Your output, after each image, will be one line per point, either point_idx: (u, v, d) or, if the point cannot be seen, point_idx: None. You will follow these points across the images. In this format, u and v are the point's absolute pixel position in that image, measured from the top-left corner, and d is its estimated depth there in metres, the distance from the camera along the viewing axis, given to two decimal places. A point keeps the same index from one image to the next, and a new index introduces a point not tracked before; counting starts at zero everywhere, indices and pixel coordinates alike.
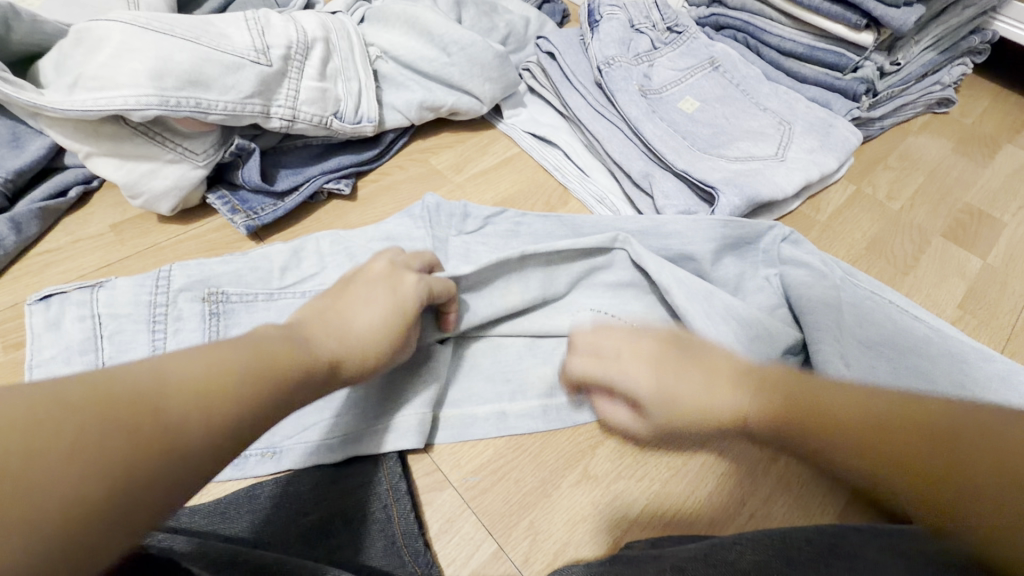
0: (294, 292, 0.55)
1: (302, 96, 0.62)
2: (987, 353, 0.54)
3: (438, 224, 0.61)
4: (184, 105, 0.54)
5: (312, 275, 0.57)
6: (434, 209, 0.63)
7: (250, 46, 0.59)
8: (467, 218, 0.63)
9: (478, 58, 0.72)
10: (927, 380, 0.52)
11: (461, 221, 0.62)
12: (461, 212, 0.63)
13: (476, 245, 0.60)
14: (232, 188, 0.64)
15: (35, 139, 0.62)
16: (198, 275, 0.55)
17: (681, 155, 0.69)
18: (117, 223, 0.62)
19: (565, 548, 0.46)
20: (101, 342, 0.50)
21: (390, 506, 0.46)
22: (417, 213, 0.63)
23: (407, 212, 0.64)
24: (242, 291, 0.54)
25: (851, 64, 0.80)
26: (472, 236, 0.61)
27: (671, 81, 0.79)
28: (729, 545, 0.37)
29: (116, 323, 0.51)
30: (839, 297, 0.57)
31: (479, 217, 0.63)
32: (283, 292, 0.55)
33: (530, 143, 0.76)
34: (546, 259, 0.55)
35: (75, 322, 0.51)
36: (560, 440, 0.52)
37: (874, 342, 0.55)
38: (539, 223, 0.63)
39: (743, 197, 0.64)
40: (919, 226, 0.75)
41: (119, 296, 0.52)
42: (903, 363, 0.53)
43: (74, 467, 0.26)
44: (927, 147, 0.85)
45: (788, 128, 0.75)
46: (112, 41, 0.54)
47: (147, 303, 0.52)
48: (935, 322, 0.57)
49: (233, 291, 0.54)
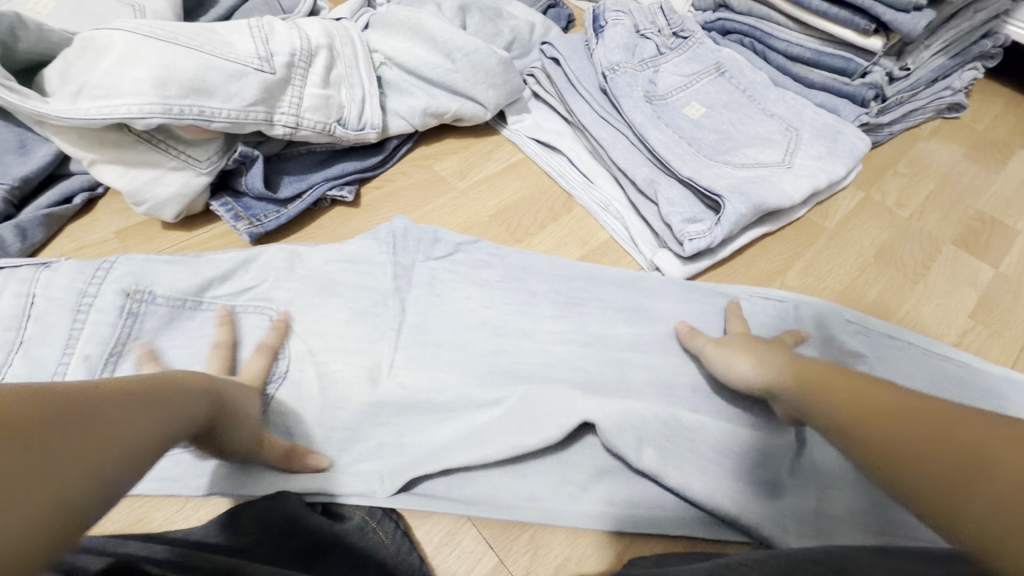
0: (221, 303, 0.55)
1: (305, 103, 0.62)
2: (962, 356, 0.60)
3: (404, 249, 0.61)
4: (186, 113, 0.54)
5: (252, 286, 0.57)
6: (401, 235, 0.62)
7: (253, 54, 0.59)
8: (436, 242, 0.63)
9: (482, 65, 0.72)
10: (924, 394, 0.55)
11: (429, 246, 0.62)
12: (431, 236, 0.63)
13: (443, 273, 0.60)
14: (235, 194, 0.64)
15: (41, 146, 0.62)
16: (137, 269, 0.54)
17: (686, 162, 0.68)
18: (121, 230, 0.63)
19: (567, 562, 0.46)
20: (25, 321, 0.50)
21: (375, 531, 0.46)
22: (384, 235, 0.62)
23: (372, 233, 0.62)
24: (173, 294, 0.54)
25: (860, 69, 0.79)
26: (439, 262, 0.61)
27: (677, 86, 0.79)
28: (734, 566, 0.36)
29: (46, 305, 0.51)
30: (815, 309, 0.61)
31: (449, 243, 0.63)
32: (211, 300, 0.56)
33: (534, 150, 0.76)
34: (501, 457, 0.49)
35: (11, 297, 0.51)
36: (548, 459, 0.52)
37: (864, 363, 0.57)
38: (514, 256, 0.63)
39: (748, 205, 0.63)
40: (929, 234, 0.73)
41: (58, 279, 0.52)
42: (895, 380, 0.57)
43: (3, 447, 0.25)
44: (937, 153, 0.84)
45: (795, 134, 0.74)
46: (116, 49, 0.54)
47: (78, 291, 0.52)
48: None
49: (163, 292, 0.54)
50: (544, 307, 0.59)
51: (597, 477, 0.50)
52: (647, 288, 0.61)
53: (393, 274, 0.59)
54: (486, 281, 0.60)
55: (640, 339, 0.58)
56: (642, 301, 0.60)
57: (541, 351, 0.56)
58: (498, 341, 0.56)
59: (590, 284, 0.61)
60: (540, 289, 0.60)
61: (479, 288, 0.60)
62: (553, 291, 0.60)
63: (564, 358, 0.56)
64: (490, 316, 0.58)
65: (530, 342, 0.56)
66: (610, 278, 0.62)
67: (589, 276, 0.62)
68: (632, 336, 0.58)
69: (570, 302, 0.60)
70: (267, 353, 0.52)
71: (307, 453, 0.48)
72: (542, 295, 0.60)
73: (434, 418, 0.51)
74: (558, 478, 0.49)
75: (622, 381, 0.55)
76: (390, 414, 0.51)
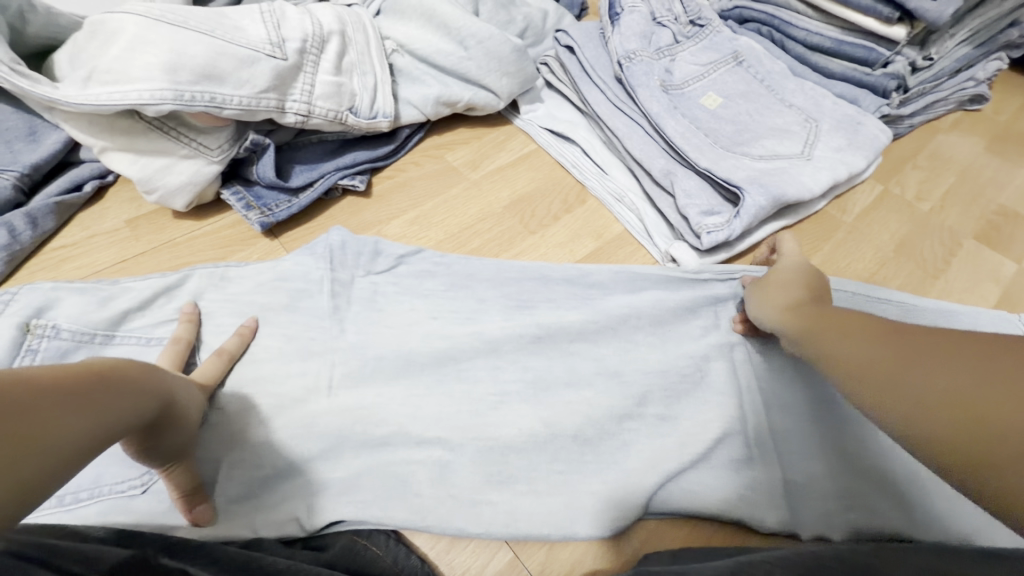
0: (135, 335, 0.53)
1: (317, 90, 0.61)
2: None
3: (342, 264, 0.60)
4: (198, 99, 0.53)
5: (170, 314, 0.55)
6: (338, 248, 0.60)
7: (265, 40, 0.57)
8: (378, 255, 0.61)
9: (495, 52, 0.70)
10: None
11: (370, 260, 0.61)
12: (371, 248, 0.61)
13: (385, 285, 0.59)
14: (246, 183, 0.63)
15: (51, 133, 0.61)
16: (38, 301, 0.52)
17: (703, 153, 0.66)
18: (132, 219, 0.62)
19: (582, 560, 0.47)
20: None
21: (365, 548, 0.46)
22: (319, 250, 0.60)
23: (307, 248, 0.61)
24: (79, 329, 0.52)
25: (881, 59, 0.77)
26: (382, 276, 0.60)
27: (693, 76, 0.77)
28: (757, 563, 0.36)
29: None
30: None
31: (390, 256, 0.61)
32: (125, 335, 0.53)
33: (547, 140, 0.74)
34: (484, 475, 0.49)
35: None
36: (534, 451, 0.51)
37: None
38: (460, 260, 0.62)
39: (768, 197, 0.62)
40: (950, 228, 0.72)
41: None
42: None
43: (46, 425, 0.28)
44: (958, 146, 0.82)
45: (815, 126, 0.73)
46: (127, 34, 0.53)
47: None
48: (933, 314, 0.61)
49: (67, 325, 0.52)
50: (494, 310, 0.59)
51: (543, 508, 0.48)
52: (598, 282, 0.61)
53: (332, 292, 0.57)
54: (429, 292, 0.60)
55: (594, 325, 0.57)
56: (593, 296, 0.60)
57: (489, 367, 0.55)
58: (442, 346, 0.56)
59: (542, 283, 0.61)
60: (488, 295, 0.60)
61: (424, 300, 0.59)
62: (505, 298, 0.60)
63: (513, 364, 0.55)
64: (434, 326, 0.57)
65: (478, 349, 0.56)
66: (562, 276, 0.61)
67: (541, 276, 0.61)
68: (583, 322, 0.58)
69: (520, 305, 0.59)
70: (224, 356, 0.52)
71: (199, 501, 0.45)
72: (491, 302, 0.59)
73: (404, 419, 0.51)
74: (496, 498, 0.49)
75: (574, 376, 0.55)
76: (348, 441, 0.50)
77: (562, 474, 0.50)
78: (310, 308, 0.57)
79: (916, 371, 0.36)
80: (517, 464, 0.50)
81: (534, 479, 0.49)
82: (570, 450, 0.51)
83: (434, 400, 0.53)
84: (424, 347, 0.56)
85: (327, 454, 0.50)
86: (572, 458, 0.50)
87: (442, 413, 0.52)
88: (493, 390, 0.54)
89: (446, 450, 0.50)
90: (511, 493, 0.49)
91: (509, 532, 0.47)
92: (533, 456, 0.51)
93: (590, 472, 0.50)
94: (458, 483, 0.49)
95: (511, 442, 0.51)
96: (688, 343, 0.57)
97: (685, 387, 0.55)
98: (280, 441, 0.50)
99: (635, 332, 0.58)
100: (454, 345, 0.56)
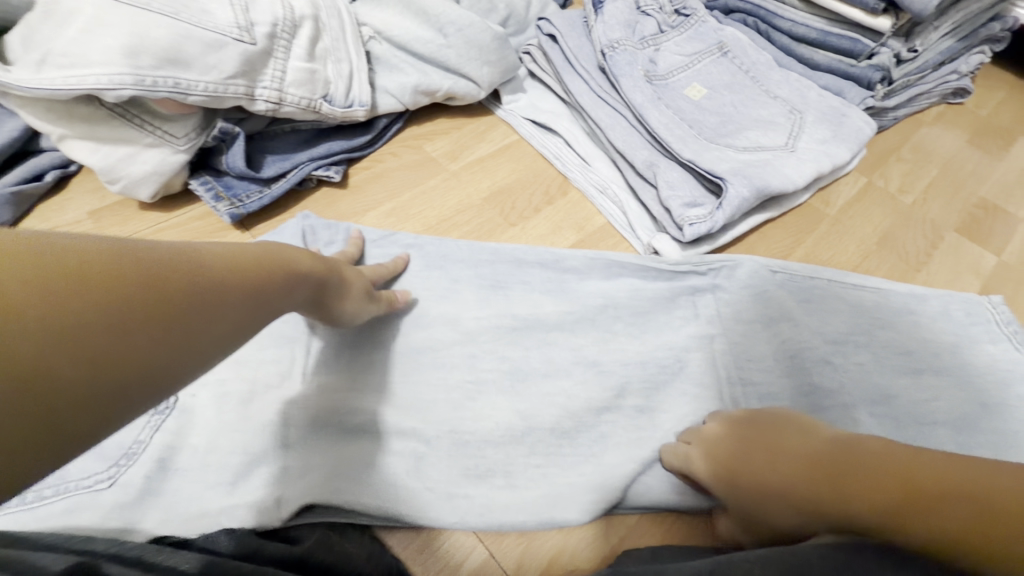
0: None
1: (289, 77, 0.59)
2: (937, 350, 0.58)
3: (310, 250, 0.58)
4: (161, 85, 0.51)
5: None
6: (309, 236, 0.59)
7: (233, 23, 0.55)
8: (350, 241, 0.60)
9: (476, 40, 0.69)
10: (914, 367, 0.56)
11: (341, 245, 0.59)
12: (343, 233, 0.60)
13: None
14: (216, 173, 0.61)
15: (8, 120, 0.59)
16: None
17: (687, 144, 0.65)
18: (95, 210, 0.60)
19: (561, 556, 0.46)
20: None
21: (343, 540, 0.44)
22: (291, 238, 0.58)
23: (279, 236, 0.59)
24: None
25: (866, 50, 0.76)
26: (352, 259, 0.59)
27: (677, 66, 0.76)
28: (735, 562, 0.35)
29: None
30: (780, 299, 0.59)
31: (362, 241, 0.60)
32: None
33: (529, 131, 0.73)
34: (462, 470, 0.48)
35: None
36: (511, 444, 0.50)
37: (839, 338, 0.57)
38: (434, 250, 0.61)
39: (751, 188, 0.61)
40: (932, 220, 0.72)
41: None
42: (876, 345, 0.58)
43: (97, 313, 0.27)
44: (941, 139, 0.82)
45: (799, 117, 0.72)
46: (83, 15, 0.50)
47: None
48: (912, 304, 0.61)
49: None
50: (467, 293, 0.58)
51: (520, 500, 0.47)
52: (573, 268, 0.60)
53: None
54: (402, 280, 0.58)
55: (569, 317, 0.57)
56: (569, 282, 0.59)
57: (465, 354, 0.54)
58: (418, 336, 0.55)
59: (516, 267, 0.60)
60: (462, 275, 0.59)
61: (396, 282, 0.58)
62: (479, 284, 0.59)
63: (490, 359, 0.54)
64: (410, 315, 0.56)
65: (457, 343, 0.55)
66: (536, 259, 0.61)
67: (516, 260, 0.61)
68: (560, 311, 0.57)
69: (496, 287, 0.59)
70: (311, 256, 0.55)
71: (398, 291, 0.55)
72: (465, 282, 0.59)
73: (379, 412, 0.51)
74: (476, 490, 0.48)
75: (552, 365, 0.54)
76: (321, 436, 0.49)
77: (536, 466, 0.49)
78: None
79: (879, 476, 0.37)
80: (490, 457, 0.49)
81: (511, 469, 0.48)
82: (545, 442, 0.50)
83: (408, 394, 0.52)
84: (399, 340, 0.55)
85: (300, 449, 0.49)
86: (550, 452, 0.50)
87: (416, 409, 0.51)
88: (470, 376, 0.53)
89: (421, 444, 0.49)
90: (493, 486, 0.48)
91: (483, 523, 0.46)
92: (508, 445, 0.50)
93: (566, 467, 0.49)
94: (436, 476, 0.48)
95: (484, 438, 0.50)
96: (667, 333, 0.56)
97: (662, 374, 0.54)
98: (248, 438, 0.48)
99: (613, 322, 0.57)
100: (431, 340, 0.55)
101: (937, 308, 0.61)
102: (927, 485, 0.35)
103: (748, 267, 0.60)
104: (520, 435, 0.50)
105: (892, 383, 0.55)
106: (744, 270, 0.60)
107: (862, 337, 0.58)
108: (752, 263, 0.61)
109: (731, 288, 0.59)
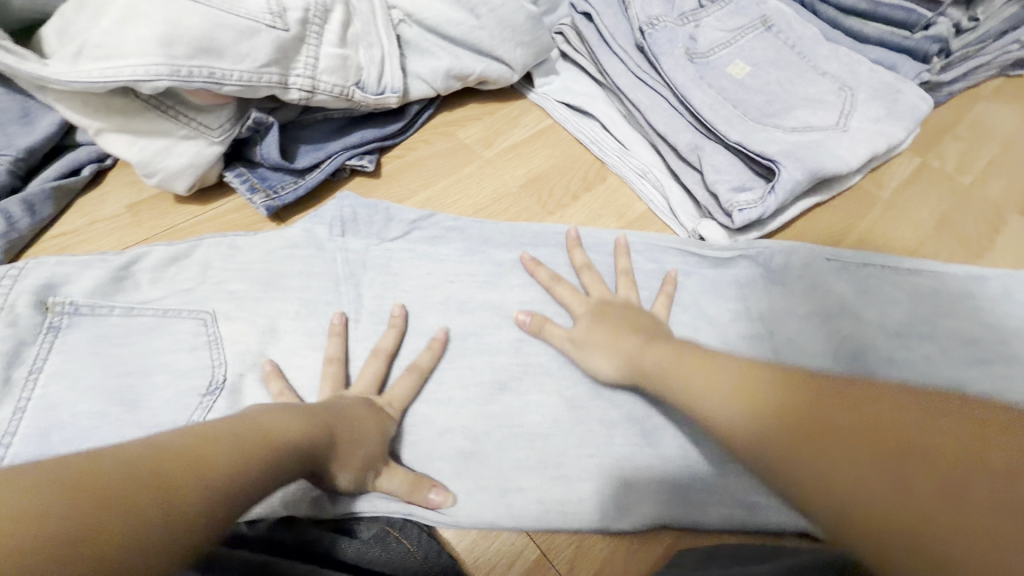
0: (153, 308, 0.51)
1: (321, 64, 0.57)
2: (1002, 335, 0.55)
3: (354, 233, 0.58)
4: (196, 75, 0.50)
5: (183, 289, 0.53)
6: (350, 219, 0.58)
7: (264, 8, 0.53)
8: (390, 221, 0.59)
9: (509, 21, 0.66)
10: (977, 357, 0.54)
11: (384, 226, 0.59)
12: (384, 215, 0.59)
13: (401, 252, 0.58)
14: (250, 165, 0.60)
15: (45, 114, 0.58)
16: (48, 280, 0.51)
17: (733, 126, 0.62)
18: (133, 205, 0.59)
19: (611, 557, 0.46)
20: None
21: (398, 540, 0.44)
22: (331, 228, 0.58)
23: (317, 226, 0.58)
24: (97, 302, 0.51)
25: (922, 21, 0.73)
26: (395, 242, 0.58)
27: (719, 43, 0.72)
28: None
29: None
30: (839, 292, 0.57)
31: (404, 221, 0.59)
32: (142, 307, 0.51)
33: (564, 115, 0.70)
34: (514, 462, 0.48)
35: None
36: (556, 437, 0.49)
37: (901, 331, 0.55)
38: (475, 238, 0.59)
39: (805, 171, 0.58)
40: (994, 202, 0.68)
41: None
42: (938, 335, 0.55)
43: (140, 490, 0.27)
44: (999, 115, 0.77)
45: (851, 95, 0.68)
46: (116, 4, 0.49)
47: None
48: (977, 291, 0.58)
49: (86, 301, 0.50)
50: (511, 278, 0.57)
51: (577, 491, 0.47)
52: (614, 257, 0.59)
53: (345, 260, 0.56)
54: (445, 257, 0.58)
55: None
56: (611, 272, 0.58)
57: (511, 344, 0.53)
58: (462, 322, 0.54)
59: (555, 253, 0.59)
60: (506, 259, 0.58)
61: (439, 266, 0.57)
62: (522, 267, 0.58)
63: (539, 352, 0.53)
64: (451, 294, 0.56)
65: (499, 321, 0.55)
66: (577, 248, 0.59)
67: (558, 244, 0.59)
68: None
69: (541, 270, 0.57)
70: (334, 336, 0.51)
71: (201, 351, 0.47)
72: (510, 264, 0.58)
73: (426, 408, 0.50)
74: (525, 484, 0.47)
75: None
76: None
77: (588, 464, 0.48)
78: (326, 281, 0.55)
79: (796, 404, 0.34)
80: (545, 447, 0.49)
81: (561, 461, 0.48)
82: (588, 432, 0.49)
83: (454, 386, 0.51)
84: (443, 328, 0.54)
85: None
86: (599, 448, 0.49)
87: (463, 405, 0.50)
88: (518, 362, 0.52)
89: (466, 439, 0.49)
90: (541, 479, 0.47)
91: (539, 526, 0.46)
92: (555, 437, 0.49)
93: (617, 457, 0.48)
94: (487, 468, 0.48)
95: (534, 427, 0.50)
96: (718, 333, 0.55)
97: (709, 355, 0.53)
98: None
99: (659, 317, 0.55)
100: (474, 329, 0.54)
101: (998, 289, 0.58)
102: (820, 415, 0.32)
103: (802, 254, 0.58)
104: (569, 428, 0.49)
105: (959, 374, 0.53)
106: (796, 263, 0.58)
107: (921, 324, 0.56)
108: (805, 249, 0.58)
109: (780, 281, 0.57)
